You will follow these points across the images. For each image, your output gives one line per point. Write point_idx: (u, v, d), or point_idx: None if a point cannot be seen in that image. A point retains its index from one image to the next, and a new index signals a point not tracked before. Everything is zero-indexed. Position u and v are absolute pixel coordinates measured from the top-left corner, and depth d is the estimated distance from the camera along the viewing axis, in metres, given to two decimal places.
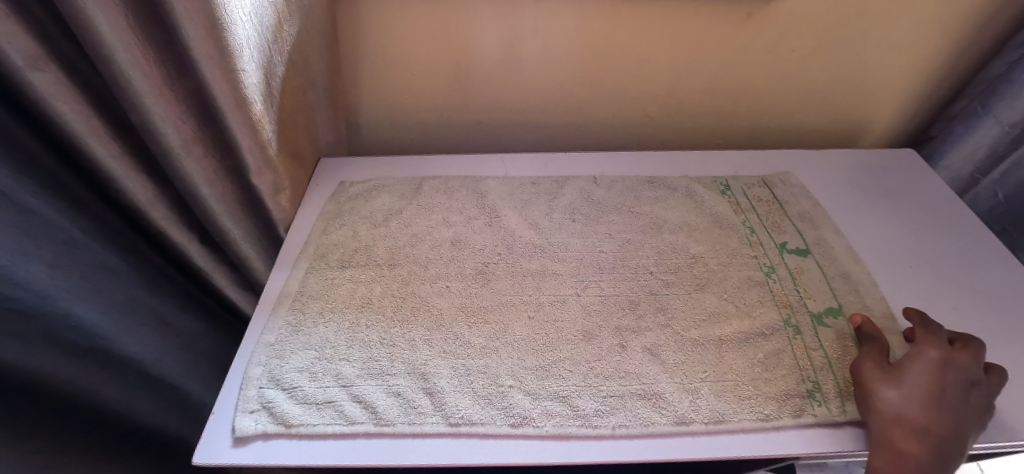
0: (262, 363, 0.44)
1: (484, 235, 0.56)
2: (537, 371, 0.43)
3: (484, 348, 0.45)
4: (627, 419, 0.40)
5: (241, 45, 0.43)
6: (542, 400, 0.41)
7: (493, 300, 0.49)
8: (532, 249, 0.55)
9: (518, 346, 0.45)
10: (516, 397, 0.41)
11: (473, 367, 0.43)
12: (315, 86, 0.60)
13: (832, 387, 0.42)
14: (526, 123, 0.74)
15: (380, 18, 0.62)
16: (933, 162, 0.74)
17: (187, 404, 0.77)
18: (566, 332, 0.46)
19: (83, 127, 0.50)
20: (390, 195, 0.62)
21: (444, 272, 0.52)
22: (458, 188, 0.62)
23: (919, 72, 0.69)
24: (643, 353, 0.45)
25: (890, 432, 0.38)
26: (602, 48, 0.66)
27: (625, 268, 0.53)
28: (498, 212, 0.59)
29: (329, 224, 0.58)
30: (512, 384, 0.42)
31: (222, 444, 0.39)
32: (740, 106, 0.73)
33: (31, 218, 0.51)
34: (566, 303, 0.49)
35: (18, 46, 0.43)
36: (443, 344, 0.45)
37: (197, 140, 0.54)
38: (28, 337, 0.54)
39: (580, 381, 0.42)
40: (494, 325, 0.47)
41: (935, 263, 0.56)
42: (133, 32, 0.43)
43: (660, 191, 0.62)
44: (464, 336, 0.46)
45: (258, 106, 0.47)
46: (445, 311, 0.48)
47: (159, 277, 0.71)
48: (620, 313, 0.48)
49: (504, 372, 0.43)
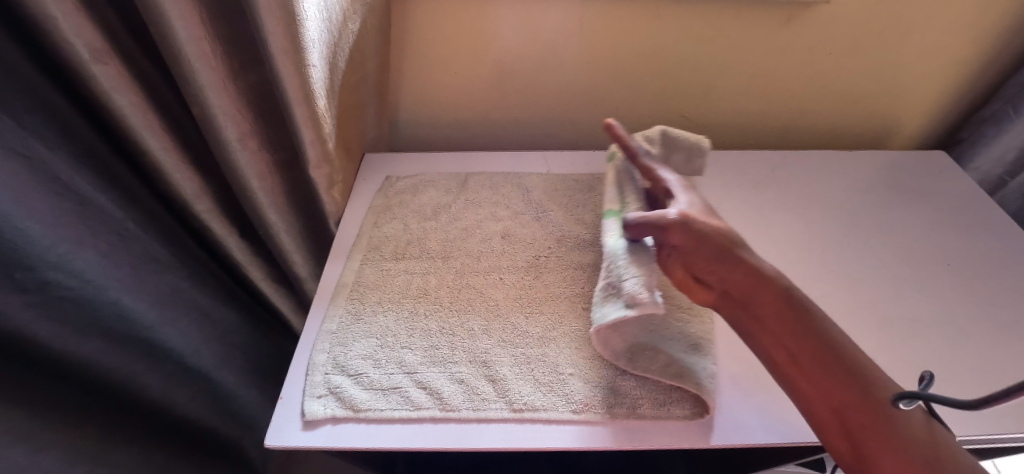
0: (326, 350, 0.45)
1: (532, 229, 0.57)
2: (595, 360, 0.44)
3: (541, 337, 0.46)
4: (685, 400, 0.41)
5: (311, 41, 0.44)
6: (602, 385, 0.42)
7: (548, 292, 0.50)
8: (580, 243, 0.56)
9: (575, 335, 0.46)
10: (575, 384, 0.43)
11: (532, 356, 0.45)
12: (367, 83, 0.61)
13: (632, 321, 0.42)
14: (562, 122, 0.76)
15: (427, 17, 0.64)
16: (962, 164, 0.76)
17: (223, 397, 0.77)
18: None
19: (140, 120, 0.51)
20: (437, 190, 0.63)
21: (497, 264, 0.53)
22: (502, 184, 0.64)
23: (949, 76, 0.71)
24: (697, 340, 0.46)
25: (717, 255, 0.39)
26: (642, 48, 0.67)
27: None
28: (545, 208, 0.60)
29: (380, 217, 0.59)
30: (571, 372, 0.43)
31: (292, 427, 0.41)
32: (774, 107, 0.74)
33: (88, 208, 0.52)
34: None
35: (86, 40, 0.43)
36: (501, 333, 0.47)
37: (251, 134, 0.55)
38: (77, 326, 0.54)
39: (636, 366, 0.44)
40: (551, 314, 0.48)
41: (967, 260, 0.58)
42: (202, 27, 0.44)
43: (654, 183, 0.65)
44: (520, 324, 0.47)
45: (321, 101, 0.49)
46: (500, 301, 0.49)
47: (200, 269, 0.72)
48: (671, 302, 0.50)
49: (563, 361, 0.44)
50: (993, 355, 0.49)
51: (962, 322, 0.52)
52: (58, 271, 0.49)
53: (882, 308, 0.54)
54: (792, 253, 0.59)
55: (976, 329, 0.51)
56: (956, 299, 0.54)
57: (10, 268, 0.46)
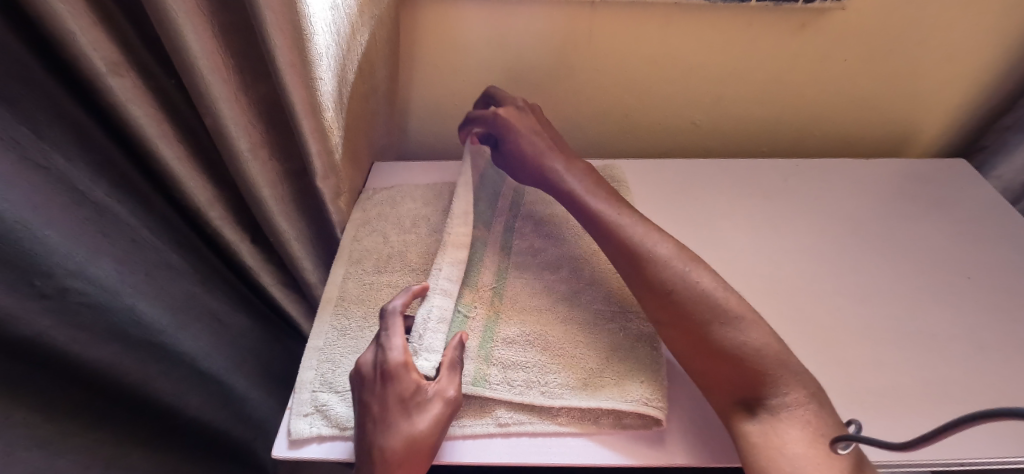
0: (313, 367, 0.48)
1: (500, 232, 0.60)
2: (571, 367, 0.47)
3: (525, 346, 0.49)
4: (648, 394, 0.44)
5: (318, 55, 0.45)
6: (575, 391, 0.45)
7: (522, 299, 0.53)
8: (560, 259, 0.58)
9: (545, 345, 0.49)
10: (558, 393, 0.45)
11: (517, 364, 0.47)
12: (376, 93, 0.62)
13: (521, 366, 0.47)
14: (572, 129, 0.76)
15: (435, 25, 0.64)
16: (984, 171, 0.74)
17: (232, 400, 0.78)
18: (589, 331, 0.51)
19: (155, 131, 0.52)
20: (412, 200, 0.65)
21: (477, 271, 0.55)
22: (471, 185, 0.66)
23: (972, 82, 0.69)
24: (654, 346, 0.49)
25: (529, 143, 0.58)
26: (653, 55, 0.66)
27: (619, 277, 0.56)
28: (512, 223, 0.62)
29: (359, 229, 0.62)
30: (554, 381, 0.46)
31: (280, 445, 0.44)
32: (787, 114, 0.73)
33: (103, 216, 0.53)
34: (587, 306, 0.53)
35: (103, 53, 0.44)
36: (483, 344, 0.49)
37: (262, 144, 0.56)
38: (95, 331, 0.54)
39: (607, 371, 0.47)
40: (524, 324, 0.51)
41: (991, 273, 0.57)
42: (214, 40, 0.45)
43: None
44: (495, 333, 0.50)
45: (328, 113, 0.50)
46: (474, 307, 0.51)
47: (212, 274, 0.73)
48: (628, 310, 0.52)
49: (548, 369, 0.47)
50: (1016, 371, 0.48)
51: (982, 336, 0.51)
52: (76, 277, 0.50)
53: (901, 322, 0.52)
54: (808, 264, 0.58)
55: (997, 344, 0.50)
56: (976, 315, 0.53)
57: (29, 275, 0.46)
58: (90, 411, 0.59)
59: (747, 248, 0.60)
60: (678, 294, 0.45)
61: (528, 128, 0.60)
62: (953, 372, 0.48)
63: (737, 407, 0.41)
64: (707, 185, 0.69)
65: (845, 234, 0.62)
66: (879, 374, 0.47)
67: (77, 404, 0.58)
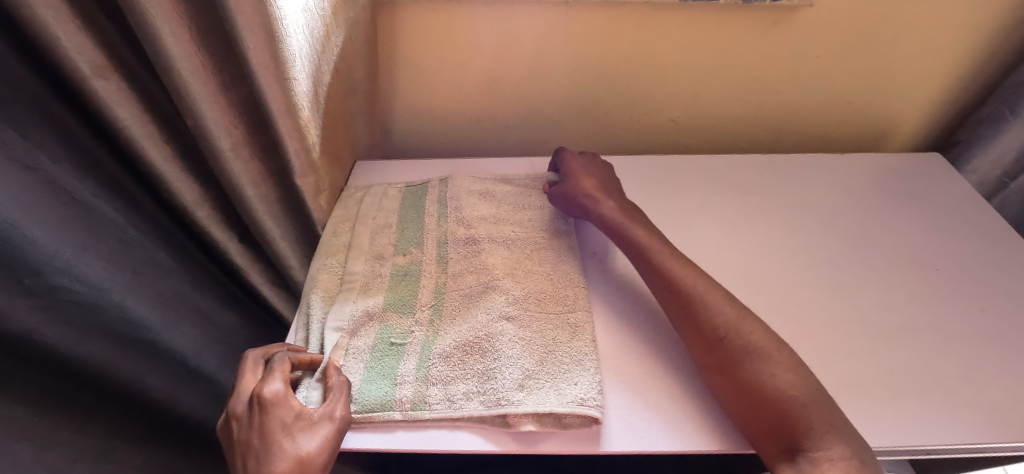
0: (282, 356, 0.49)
1: (435, 251, 0.59)
2: (526, 359, 0.47)
3: (464, 352, 0.48)
4: (585, 393, 0.45)
5: (292, 56, 0.47)
6: (528, 386, 0.45)
7: (459, 308, 0.53)
8: (511, 254, 0.59)
9: (481, 348, 0.48)
10: (508, 393, 0.44)
11: (462, 374, 0.46)
12: (355, 93, 0.63)
13: (459, 377, 0.46)
14: (552, 127, 0.77)
15: (413, 27, 0.65)
16: (959, 165, 0.75)
17: (222, 397, 0.80)
18: (525, 331, 0.50)
19: (140, 131, 0.53)
20: (375, 201, 0.66)
21: (415, 294, 0.54)
22: (399, 207, 0.66)
23: (944, 77, 0.70)
24: (589, 344, 0.50)
25: (572, 183, 0.62)
26: (629, 53, 0.67)
27: (566, 278, 0.56)
28: (467, 220, 0.62)
29: (339, 226, 0.63)
30: (501, 382, 0.45)
31: None
32: (764, 111, 0.74)
33: (91, 215, 0.54)
34: (525, 307, 0.52)
35: (87, 57, 0.45)
36: (417, 358, 0.48)
37: (244, 144, 0.57)
38: (84, 327, 0.56)
39: (542, 371, 0.46)
40: (458, 333, 0.50)
41: (960, 264, 0.58)
42: (193, 43, 0.46)
43: (525, 195, 0.67)
44: (431, 350, 0.48)
45: (305, 112, 0.51)
46: (412, 332, 0.50)
47: (201, 273, 0.74)
48: (564, 310, 0.53)
49: (494, 371, 0.46)
50: (978, 358, 0.49)
51: (946, 325, 0.52)
52: (65, 275, 0.51)
53: (868, 312, 0.53)
54: (779, 257, 0.59)
55: (961, 331, 0.51)
56: (942, 305, 0.54)
57: (19, 273, 0.47)
58: (81, 407, 0.61)
59: (719, 242, 0.61)
60: (712, 329, 0.46)
61: (574, 173, 0.64)
62: (917, 360, 0.49)
63: (781, 456, 0.38)
64: (684, 180, 0.70)
65: (818, 228, 0.63)
66: (843, 362, 0.48)
67: (69, 400, 0.59)
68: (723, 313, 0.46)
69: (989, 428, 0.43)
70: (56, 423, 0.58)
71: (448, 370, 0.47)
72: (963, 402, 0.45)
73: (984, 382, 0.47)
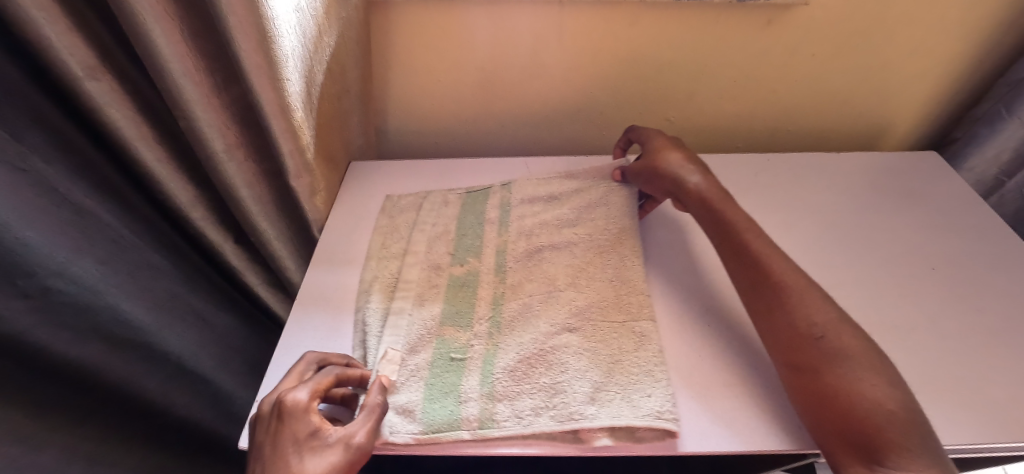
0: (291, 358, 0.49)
1: (492, 260, 0.58)
2: (592, 372, 0.46)
3: (527, 365, 0.46)
4: (661, 405, 0.42)
5: (285, 57, 0.46)
6: (598, 400, 0.43)
7: (518, 320, 0.51)
8: (568, 262, 0.57)
9: (546, 362, 0.47)
10: (580, 408, 0.42)
11: (531, 390, 0.44)
12: (348, 93, 0.63)
13: (525, 390, 0.44)
14: (547, 127, 0.76)
15: (408, 27, 0.65)
16: (956, 163, 0.75)
17: (219, 398, 0.80)
18: (588, 343, 0.48)
19: (133, 133, 0.53)
20: (433, 208, 0.65)
21: (472, 306, 0.53)
22: (459, 213, 0.64)
23: (939, 75, 0.70)
24: (657, 354, 0.47)
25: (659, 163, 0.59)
26: (624, 52, 0.67)
27: (619, 283, 0.54)
28: (527, 230, 0.61)
29: (386, 238, 0.62)
30: (571, 398, 0.43)
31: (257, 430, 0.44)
32: (760, 110, 0.74)
33: (85, 217, 0.54)
34: (586, 318, 0.51)
35: (79, 58, 0.45)
36: (480, 372, 0.46)
37: (238, 145, 0.57)
38: (78, 328, 0.56)
39: (611, 384, 0.44)
40: (520, 346, 0.48)
41: (956, 263, 0.58)
42: (185, 43, 0.46)
43: (586, 194, 0.65)
44: (494, 365, 0.46)
45: (298, 113, 0.51)
46: (472, 346, 0.48)
47: (197, 274, 0.74)
48: (628, 319, 0.51)
49: (562, 387, 0.44)
50: (974, 357, 0.49)
51: (943, 324, 0.52)
52: (57, 277, 0.51)
53: (863, 311, 0.53)
54: None
55: (957, 330, 0.51)
56: (937, 303, 0.54)
57: (12, 275, 0.47)
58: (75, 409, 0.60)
59: None
60: (800, 326, 0.44)
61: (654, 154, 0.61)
62: (913, 359, 0.49)
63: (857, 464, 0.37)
64: None
65: (814, 227, 0.63)
66: None
67: (65, 402, 0.59)
68: (819, 312, 0.44)
69: (986, 428, 0.43)
70: (51, 426, 0.57)
71: (512, 383, 0.45)
72: (961, 401, 0.45)
73: (980, 382, 0.47)
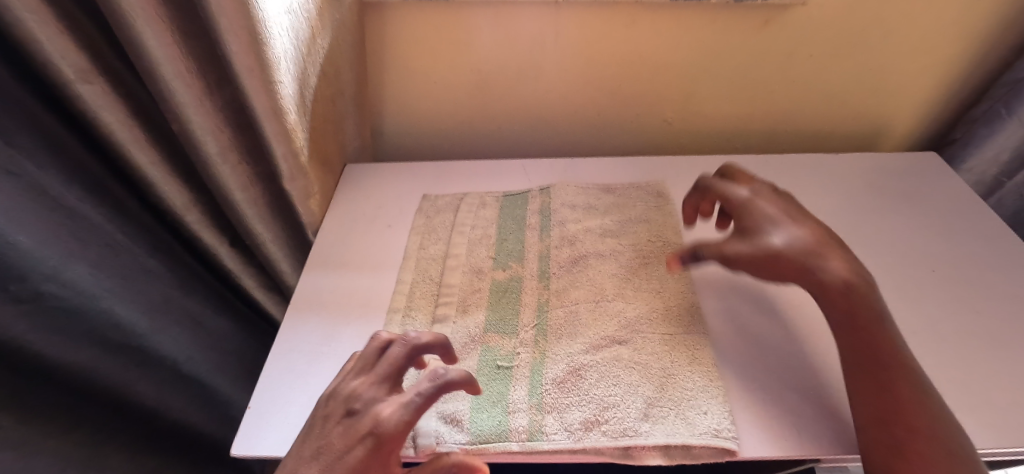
0: (291, 361, 0.49)
1: (536, 266, 0.57)
2: (643, 386, 0.44)
3: (577, 375, 0.45)
4: (718, 423, 0.41)
5: (278, 60, 0.46)
6: (650, 415, 0.42)
7: (565, 328, 0.50)
8: (610, 269, 0.56)
9: (594, 372, 0.46)
10: (631, 424, 0.41)
11: (580, 402, 0.43)
12: (343, 96, 0.63)
13: (572, 403, 0.43)
14: (545, 130, 0.76)
15: (404, 28, 0.65)
16: (955, 164, 0.74)
17: (214, 403, 0.79)
18: (638, 354, 0.47)
19: (127, 136, 0.53)
20: (471, 210, 0.65)
21: (517, 313, 0.52)
22: (498, 217, 0.64)
23: (937, 76, 0.70)
24: (708, 366, 0.46)
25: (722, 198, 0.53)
26: (621, 53, 0.67)
27: (666, 293, 0.53)
28: (569, 235, 0.61)
29: (424, 240, 0.62)
30: (622, 413, 0.42)
31: (256, 434, 0.43)
32: (758, 110, 0.74)
33: (78, 222, 0.53)
34: (637, 328, 0.49)
35: (71, 61, 0.45)
36: (529, 381, 0.45)
37: (232, 148, 0.56)
38: (73, 333, 0.56)
39: (663, 399, 0.43)
40: (570, 355, 0.47)
41: (956, 265, 0.58)
42: (177, 47, 0.45)
43: (628, 207, 0.65)
44: (543, 374, 0.45)
45: (291, 116, 0.51)
46: (518, 354, 0.47)
47: (193, 278, 0.73)
48: (678, 331, 0.49)
49: (612, 400, 0.43)
50: (976, 361, 0.48)
51: (942, 327, 0.51)
52: (50, 281, 0.50)
53: None
54: None
55: (958, 333, 0.51)
56: (935, 305, 0.53)
57: (3, 280, 0.47)
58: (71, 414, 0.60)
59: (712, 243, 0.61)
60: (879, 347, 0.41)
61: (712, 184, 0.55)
62: None
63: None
64: (677, 181, 0.70)
65: None
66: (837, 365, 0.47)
67: (61, 407, 0.58)
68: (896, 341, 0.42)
69: (988, 431, 0.42)
70: (47, 432, 0.57)
71: (557, 396, 0.44)
72: (962, 405, 0.44)
73: (981, 385, 0.46)
